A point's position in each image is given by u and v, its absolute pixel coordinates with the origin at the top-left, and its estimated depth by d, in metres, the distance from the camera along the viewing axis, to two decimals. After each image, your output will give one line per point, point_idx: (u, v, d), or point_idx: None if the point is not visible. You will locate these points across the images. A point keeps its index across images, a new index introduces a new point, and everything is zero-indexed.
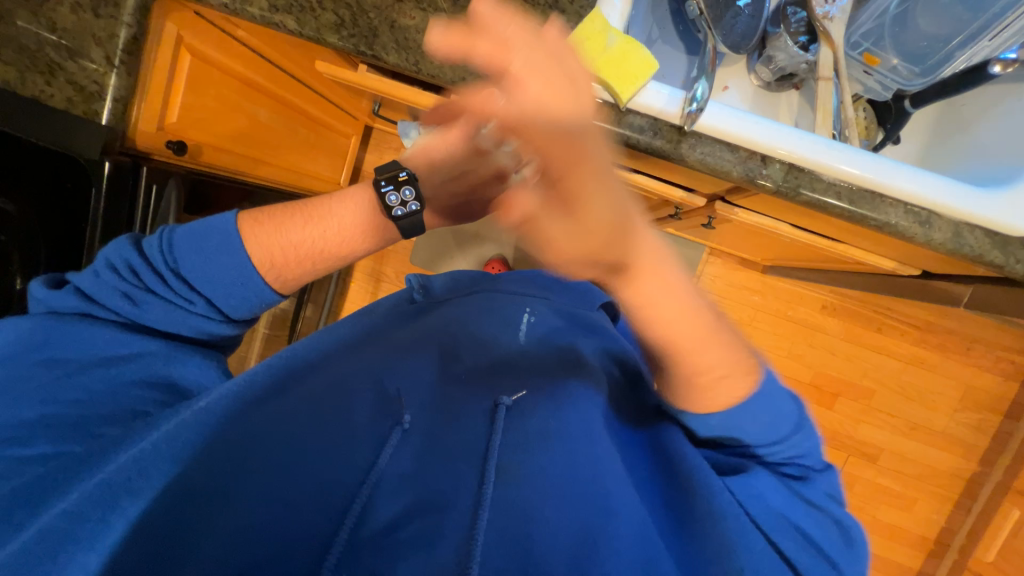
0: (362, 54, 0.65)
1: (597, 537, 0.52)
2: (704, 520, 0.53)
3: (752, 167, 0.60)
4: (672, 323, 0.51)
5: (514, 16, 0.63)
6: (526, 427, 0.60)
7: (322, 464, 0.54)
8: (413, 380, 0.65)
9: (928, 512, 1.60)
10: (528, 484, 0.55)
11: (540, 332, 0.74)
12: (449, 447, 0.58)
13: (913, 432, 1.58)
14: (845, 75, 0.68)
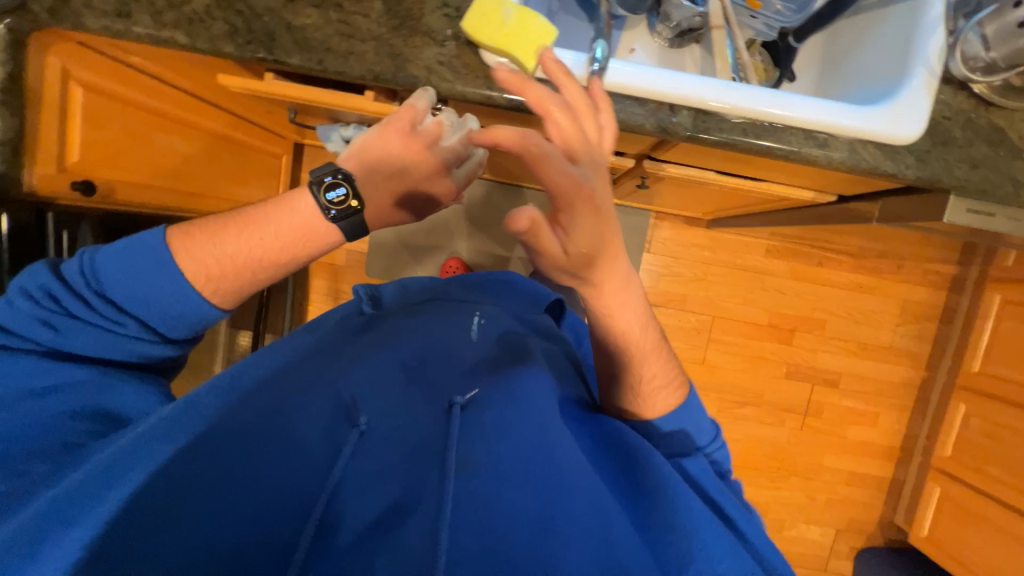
0: (264, 60, 0.63)
1: (555, 507, 0.53)
2: (656, 488, 0.56)
3: (663, 117, 0.63)
4: (640, 334, 0.58)
5: (411, 2, 0.63)
6: (482, 419, 0.62)
7: (279, 482, 0.52)
8: (365, 386, 0.64)
9: (891, 422, 1.73)
10: (487, 468, 0.56)
11: (489, 333, 0.77)
12: (406, 441, 0.59)
13: (865, 352, 1.70)
14: (735, 21, 0.73)
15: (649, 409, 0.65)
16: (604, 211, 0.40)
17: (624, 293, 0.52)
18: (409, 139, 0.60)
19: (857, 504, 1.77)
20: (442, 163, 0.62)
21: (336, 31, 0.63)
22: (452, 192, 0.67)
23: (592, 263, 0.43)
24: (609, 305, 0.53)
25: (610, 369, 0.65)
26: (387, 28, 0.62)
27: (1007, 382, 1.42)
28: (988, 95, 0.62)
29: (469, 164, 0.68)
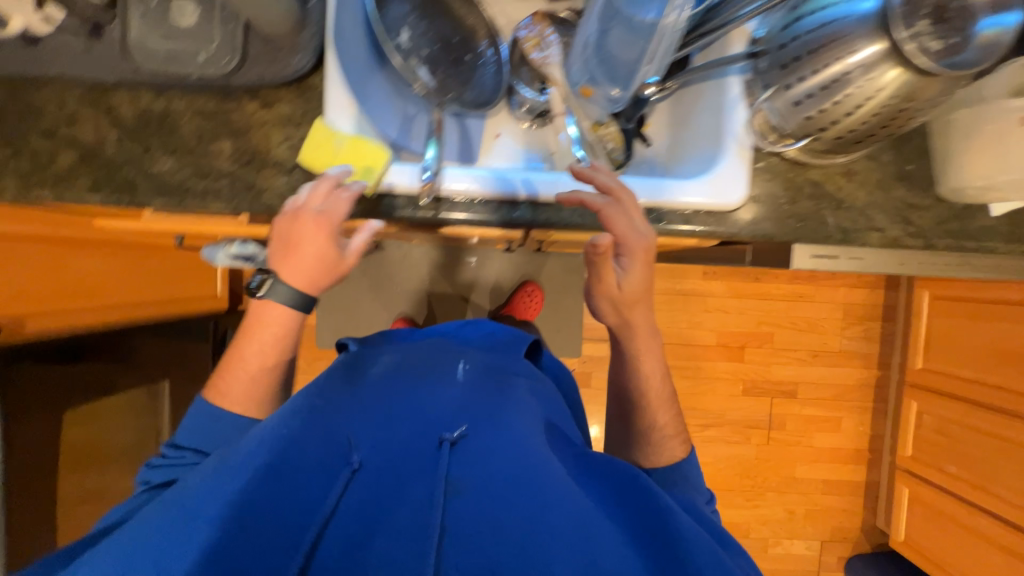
0: (127, 205, 0.68)
1: (542, 541, 0.47)
2: (659, 510, 0.50)
3: (505, 211, 0.69)
4: (659, 388, 0.72)
5: (256, 138, 0.67)
6: (476, 457, 0.55)
7: (263, 518, 0.46)
8: (358, 423, 0.58)
9: (856, 425, 1.73)
10: (474, 502, 0.50)
11: (477, 372, 0.71)
12: (399, 478, 0.53)
13: (818, 358, 1.72)
14: (576, 105, 0.77)
15: (659, 457, 0.70)
16: (645, 252, 0.64)
17: (642, 318, 0.68)
18: (274, 232, 0.62)
19: (838, 512, 1.75)
20: (296, 217, 0.60)
21: (192, 173, 0.68)
22: (326, 225, 0.60)
23: (647, 289, 0.66)
24: (639, 351, 0.70)
25: (627, 393, 0.73)
26: (238, 164, 0.68)
27: (949, 376, 1.44)
28: (802, 157, 0.66)
29: (336, 192, 0.61)
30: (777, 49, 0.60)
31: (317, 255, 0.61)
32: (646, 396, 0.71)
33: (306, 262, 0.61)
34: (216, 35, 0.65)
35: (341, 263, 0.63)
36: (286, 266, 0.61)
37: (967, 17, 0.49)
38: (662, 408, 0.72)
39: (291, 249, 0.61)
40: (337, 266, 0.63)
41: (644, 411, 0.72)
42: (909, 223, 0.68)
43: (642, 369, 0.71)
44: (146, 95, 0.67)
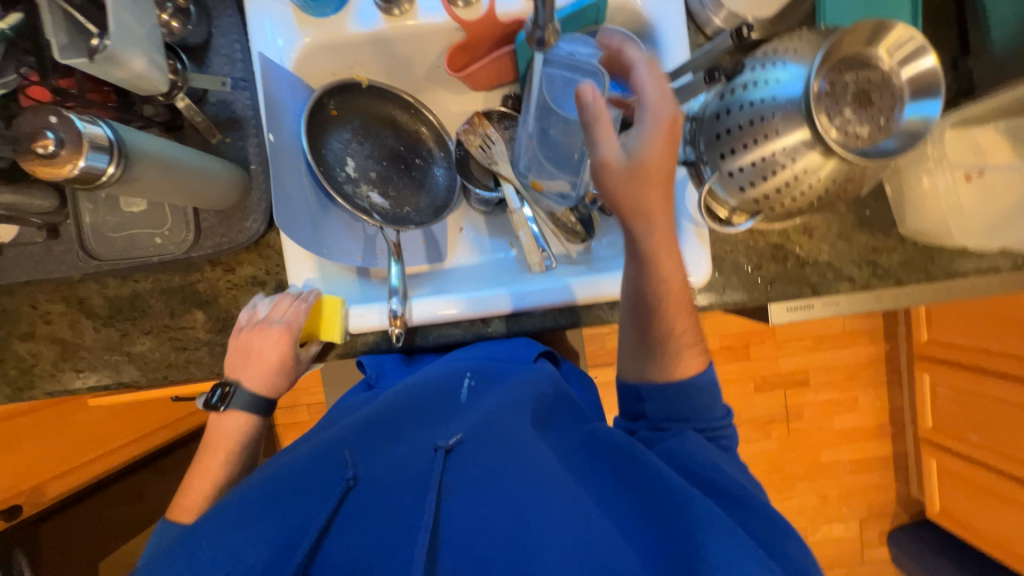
0: (117, 387, 0.70)
1: (533, 527, 0.45)
2: (666, 493, 0.48)
3: (479, 328, 0.72)
4: (679, 291, 0.57)
5: (226, 303, 0.69)
6: (477, 464, 0.51)
7: (261, 536, 0.44)
8: (357, 435, 0.54)
9: (871, 400, 1.71)
10: (477, 511, 0.47)
11: (482, 375, 0.64)
12: (393, 490, 0.49)
13: (823, 343, 1.67)
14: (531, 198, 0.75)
15: (668, 372, 0.59)
16: (670, 124, 0.51)
17: (659, 192, 0.52)
18: (234, 344, 0.64)
19: (870, 488, 1.74)
20: (257, 329, 0.63)
21: (171, 347, 0.69)
22: (286, 333, 0.62)
23: (666, 155, 0.51)
24: (655, 236, 0.54)
25: (644, 311, 0.58)
26: (214, 331, 0.69)
27: (956, 347, 1.43)
28: (759, 226, 0.66)
29: (293, 298, 0.64)
30: (713, 137, 0.60)
31: (272, 358, 0.62)
32: (673, 310, 0.57)
33: (264, 372, 0.63)
34: (168, 215, 0.66)
35: (298, 369, 0.66)
36: (246, 376, 0.63)
37: (890, 95, 0.50)
38: (682, 304, 0.58)
39: (248, 360, 0.63)
40: (292, 366, 0.65)
41: (669, 323, 0.58)
42: (877, 266, 0.68)
43: (663, 270, 0.55)
44: (113, 281, 0.69)
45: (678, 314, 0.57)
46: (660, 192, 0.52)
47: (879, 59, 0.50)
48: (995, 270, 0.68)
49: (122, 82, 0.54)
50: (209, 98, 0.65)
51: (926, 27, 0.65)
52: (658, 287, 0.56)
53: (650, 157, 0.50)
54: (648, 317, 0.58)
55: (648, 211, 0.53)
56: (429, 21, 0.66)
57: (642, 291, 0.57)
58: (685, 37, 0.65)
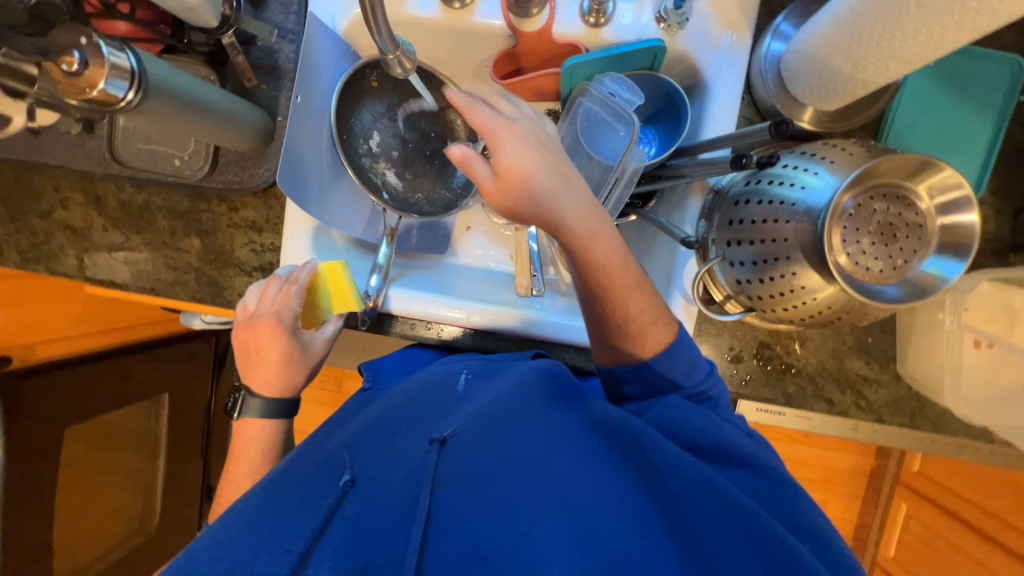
0: (109, 285, 0.75)
1: (538, 521, 0.43)
2: (670, 477, 0.45)
3: (446, 333, 0.73)
4: (622, 262, 0.48)
5: (222, 238, 0.72)
6: (473, 453, 0.49)
7: (264, 535, 0.42)
8: (357, 439, 0.53)
9: (841, 511, 1.56)
10: (479, 499, 0.45)
11: (478, 372, 0.63)
12: (389, 487, 0.46)
13: (810, 438, 1.52)
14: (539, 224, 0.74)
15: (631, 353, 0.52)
16: (503, 146, 0.43)
17: (550, 190, 0.44)
18: (236, 347, 0.62)
19: None
20: (253, 324, 0.60)
21: (164, 264, 0.73)
22: (282, 321, 0.60)
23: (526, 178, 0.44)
24: (570, 215, 0.45)
25: (597, 301, 0.50)
26: (205, 261, 0.72)
27: (946, 489, 1.36)
28: (755, 321, 0.63)
29: (284, 281, 0.62)
30: (726, 222, 0.57)
31: (275, 353, 0.60)
32: (621, 285, 0.49)
33: (271, 372, 0.60)
34: (191, 142, 0.69)
35: (309, 356, 0.62)
36: (259, 381, 0.61)
37: (917, 238, 0.47)
38: (639, 286, 0.49)
39: (255, 361, 0.61)
40: (304, 356, 0.62)
41: (633, 303, 0.50)
42: (861, 397, 0.64)
43: (600, 254, 0.47)
44: (129, 188, 0.72)
45: (631, 291, 0.49)
46: (561, 199, 0.45)
47: (917, 196, 0.47)
48: (988, 440, 0.63)
49: (174, 10, 0.55)
50: (257, 42, 0.66)
51: (995, 167, 0.60)
52: (606, 263, 0.47)
53: (510, 171, 0.43)
54: (606, 305, 0.50)
55: (552, 205, 0.44)
56: (486, 22, 0.65)
57: (588, 275, 0.48)
58: (736, 108, 0.61)
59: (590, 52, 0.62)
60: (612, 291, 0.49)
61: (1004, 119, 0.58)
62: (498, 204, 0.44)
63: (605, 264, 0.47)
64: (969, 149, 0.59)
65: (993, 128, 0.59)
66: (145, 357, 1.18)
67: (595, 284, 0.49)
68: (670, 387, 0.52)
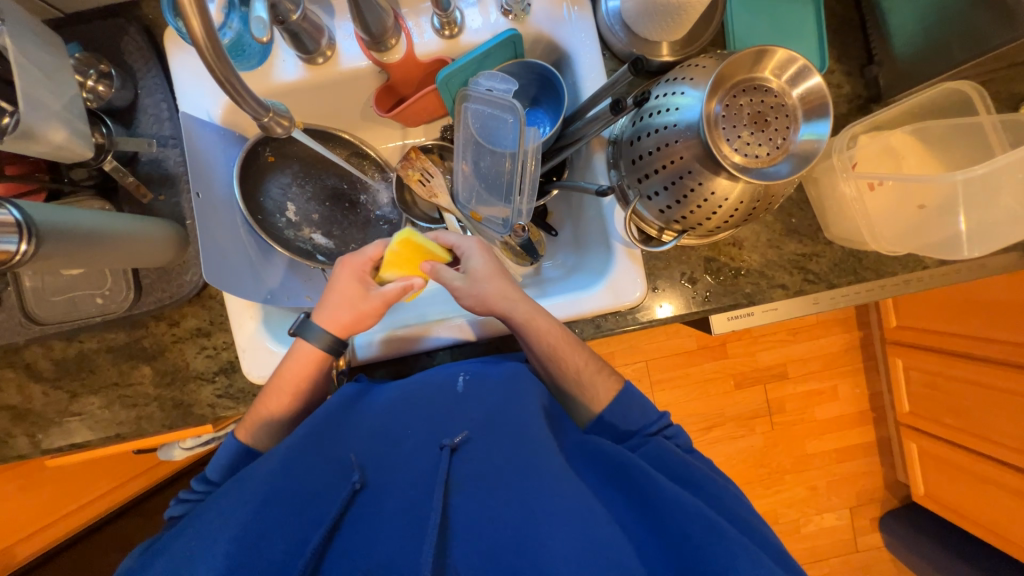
0: (71, 448, 0.71)
1: (536, 513, 0.47)
2: (657, 497, 0.50)
3: (424, 362, 0.72)
4: (563, 333, 0.63)
5: (172, 356, 0.70)
6: (481, 459, 0.52)
7: (283, 529, 0.45)
8: (368, 442, 0.56)
9: (852, 388, 1.68)
10: (479, 495, 0.49)
11: (478, 374, 0.63)
12: (399, 493, 0.50)
13: (799, 335, 1.63)
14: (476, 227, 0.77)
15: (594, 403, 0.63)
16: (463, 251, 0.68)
17: (494, 285, 0.63)
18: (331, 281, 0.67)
19: (859, 475, 1.71)
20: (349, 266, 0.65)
21: (121, 404, 0.70)
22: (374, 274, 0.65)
23: (483, 274, 0.64)
24: (514, 306, 0.62)
25: (555, 375, 0.64)
26: (162, 385, 0.70)
27: (926, 332, 1.45)
28: (692, 241, 0.67)
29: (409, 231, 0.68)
30: (631, 163, 0.62)
31: (348, 289, 0.63)
32: (571, 357, 0.63)
33: (339, 302, 0.63)
34: (107, 275, 0.67)
35: (369, 303, 0.63)
36: (322, 313, 0.63)
37: (785, 115, 0.52)
38: (577, 345, 0.64)
39: (330, 297, 0.63)
40: (368, 303, 0.63)
41: (582, 372, 0.64)
42: (808, 272, 0.70)
43: (547, 330, 0.61)
44: (58, 343, 0.69)
45: (573, 351, 0.63)
46: (506, 290, 0.63)
47: (769, 81, 0.52)
48: (923, 266, 0.69)
49: (45, 155, 0.55)
50: (140, 158, 0.66)
51: (831, 39, 0.68)
52: (548, 340, 0.62)
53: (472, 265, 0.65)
54: (562, 378, 0.64)
55: (496, 302, 0.62)
56: (352, 66, 0.68)
57: (542, 357, 0.63)
58: (602, 64, 0.67)
59: (456, 60, 0.66)
60: (563, 367, 0.63)
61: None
62: (463, 291, 0.63)
63: (550, 341, 0.62)
64: (805, 32, 0.66)
65: (816, 8, 0.66)
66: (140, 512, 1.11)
67: (550, 366, 0.64)
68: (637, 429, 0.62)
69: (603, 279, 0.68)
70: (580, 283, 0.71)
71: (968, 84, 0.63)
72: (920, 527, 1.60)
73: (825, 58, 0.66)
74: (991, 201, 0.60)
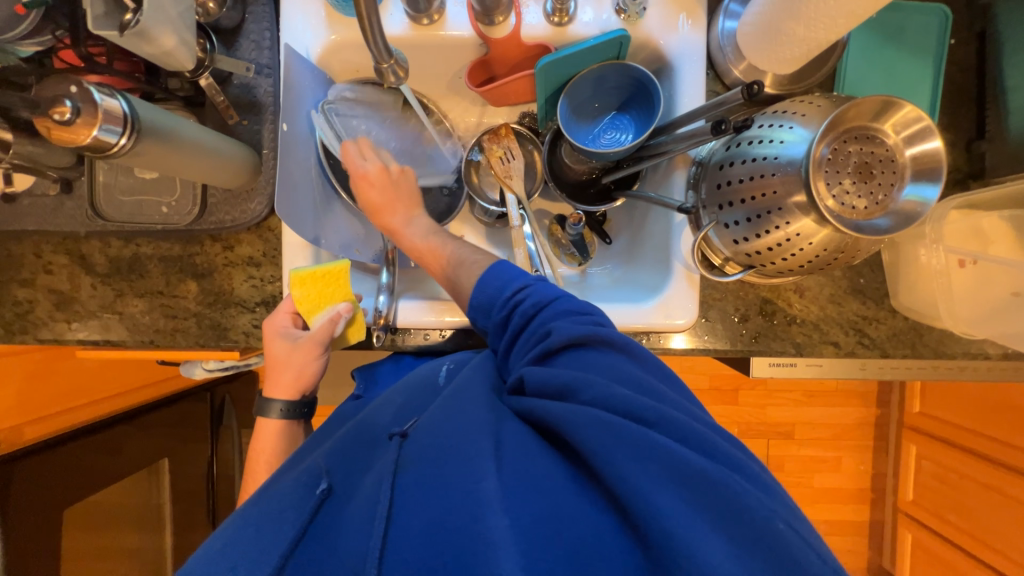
0: (104, 344, 0.72)
1: (479, 485, 0.41)
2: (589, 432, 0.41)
3: (460, 338, 0.71)
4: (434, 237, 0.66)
5: (221, 278, 0.71)
6: (425, 438, 0.47)
7: (254, 546, 0.43)
8: (336, 447, 0.53)
9: (855, 464, 1.63)
10: (424, 475, 0.44)
11: (449, 371, 0.61)
12: (360, 489, 0.46)
13: (813, 399, 1.59)
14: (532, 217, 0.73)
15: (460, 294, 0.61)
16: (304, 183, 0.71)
17: (384, 185, 0.68)
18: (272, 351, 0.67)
19: (843, 552, 1.68)
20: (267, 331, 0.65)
21: (161, 314, 0.71)
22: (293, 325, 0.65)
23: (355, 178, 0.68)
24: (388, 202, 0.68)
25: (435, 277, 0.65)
26: (204, 304, 0.71)
27: (949, 425, 1.40)
28: (753, 277, 0.66)
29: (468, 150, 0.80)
30: (714, 187, 0.60)
31: (274, 352, 0.64)
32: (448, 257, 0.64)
33: (274, 368, 0.65)
34: (178, 186, 0.68)
35: (295, 353, 0.63)
36: (276, 387, 0.66)
37: (892, 171, 0.51)
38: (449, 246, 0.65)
39: (272, 366, 0.65)
40: (300, 349, 0.63)
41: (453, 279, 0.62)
42: (863, 335, 0.67)
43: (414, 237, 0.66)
44: (115, 242, 0.71)
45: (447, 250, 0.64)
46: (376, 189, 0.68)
47: (884, 133, 0.51)
48: (984, 355, 0.67)
49: (151, 57, 0.56)
50: (233, 80, 0.68)
51: (941, 107, 0.66)
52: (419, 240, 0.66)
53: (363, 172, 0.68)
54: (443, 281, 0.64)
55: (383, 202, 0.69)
56: (456, 33, 0.68)
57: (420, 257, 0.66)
58: (703, 83, 0.66)
59: (559, 50, 0.65)
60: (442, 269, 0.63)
61: (942, 60, 0.64)
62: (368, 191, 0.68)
63: (424, 238, 0.66)
64: (917, 94, 0.64)
65: (934, 73, 0.64)
66: (144, 422, 1.13)
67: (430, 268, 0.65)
68: (546, 317, 0.51)
69: (656, 295, 0.67)
70: (629, 296, 0.70)
71: None
72: None
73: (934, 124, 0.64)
74: None
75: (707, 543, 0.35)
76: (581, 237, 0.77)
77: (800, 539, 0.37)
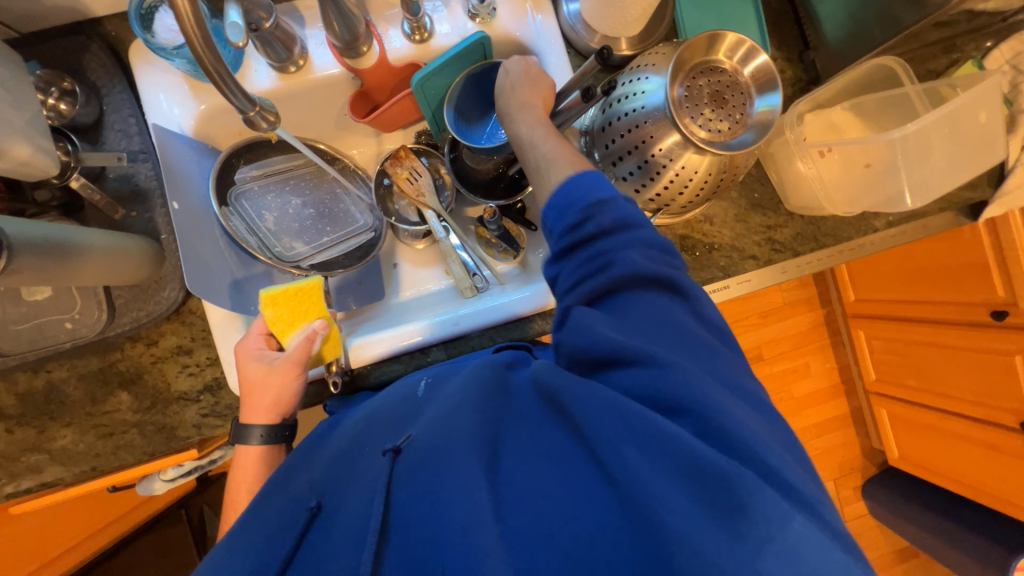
0: (40, 488, 0.66)
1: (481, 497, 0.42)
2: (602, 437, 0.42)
3: (418, 359, 0.71)
4: (543, 128, 0.59)
5: (153, 379, 0.67)
6: (422, 453, 0.47)
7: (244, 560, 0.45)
8: (325, 473, 0.53)
9: (822, 364, 1.77)
10: (421, 492, 0.45)
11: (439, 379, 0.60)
12: (354, 502, 0.47)
13: (769, 317, 1.71)
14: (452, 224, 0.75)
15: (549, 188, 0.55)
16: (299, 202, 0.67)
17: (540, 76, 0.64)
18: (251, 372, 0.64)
19: (838, 446, 1.81)
20: (245, 352, 0.62)
21: (96, 435, 0.66)
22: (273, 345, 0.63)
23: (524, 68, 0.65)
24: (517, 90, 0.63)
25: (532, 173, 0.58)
26: (141, 411, 0.66)
27: (883, 303, 1.55)
28: (665, 220, 0.70)
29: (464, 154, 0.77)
30: (603, 147, 0.65)
31: (250, 372, 0.60)
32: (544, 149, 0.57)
33: (249, 394, 0.61)
34: (76, 297, 0.64)
35: (273, 374, 0.60)
36: (252, 413, 0.61)
37: (740, 92, 0.57)
38: (550, 138, 0.58)
39: (245, 394, 0.61)
40: (276, 373, 0.60)
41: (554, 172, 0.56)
42: (774, 242, 0.74)
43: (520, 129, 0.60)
44: (22, 376, 0.65)
45: (552, 141, 0.58)
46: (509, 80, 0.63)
47: (724, 63, 0.58)
48: (873, 230, 0.76)
49: (5, 172, 0.53)
50: (109, 174, 0.65)
51: (771, 32, 0.75)
52: (519, 135, 0.60)
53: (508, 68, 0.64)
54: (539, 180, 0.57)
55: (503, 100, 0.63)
56: (326, 73, 0.69)
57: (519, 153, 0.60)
58: (567, 59, 0.71)
59: (428, 64, 0.68)
60: (540, 161, 0.57)
61: None
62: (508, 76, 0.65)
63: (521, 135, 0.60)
64: (747, 25, 0.73)
65: (754, 5, 0.73)
66: None
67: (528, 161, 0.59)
68: (609, 264, 0.49)
69: None
70: None
71: (894, 61, 0.73)
72: (898, 488, 1.69)
73: (768, 47, 0.73)
74: (921, 160, 0.69)
75: (705, 535, 0.36)
76: (506, 231, 0.78)
77: (801, 520, 0.37)
